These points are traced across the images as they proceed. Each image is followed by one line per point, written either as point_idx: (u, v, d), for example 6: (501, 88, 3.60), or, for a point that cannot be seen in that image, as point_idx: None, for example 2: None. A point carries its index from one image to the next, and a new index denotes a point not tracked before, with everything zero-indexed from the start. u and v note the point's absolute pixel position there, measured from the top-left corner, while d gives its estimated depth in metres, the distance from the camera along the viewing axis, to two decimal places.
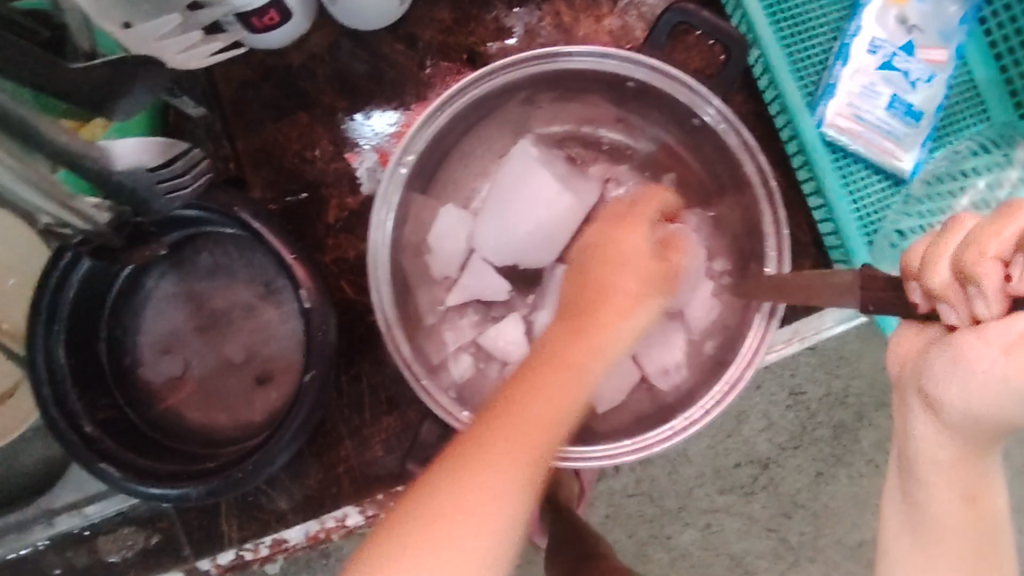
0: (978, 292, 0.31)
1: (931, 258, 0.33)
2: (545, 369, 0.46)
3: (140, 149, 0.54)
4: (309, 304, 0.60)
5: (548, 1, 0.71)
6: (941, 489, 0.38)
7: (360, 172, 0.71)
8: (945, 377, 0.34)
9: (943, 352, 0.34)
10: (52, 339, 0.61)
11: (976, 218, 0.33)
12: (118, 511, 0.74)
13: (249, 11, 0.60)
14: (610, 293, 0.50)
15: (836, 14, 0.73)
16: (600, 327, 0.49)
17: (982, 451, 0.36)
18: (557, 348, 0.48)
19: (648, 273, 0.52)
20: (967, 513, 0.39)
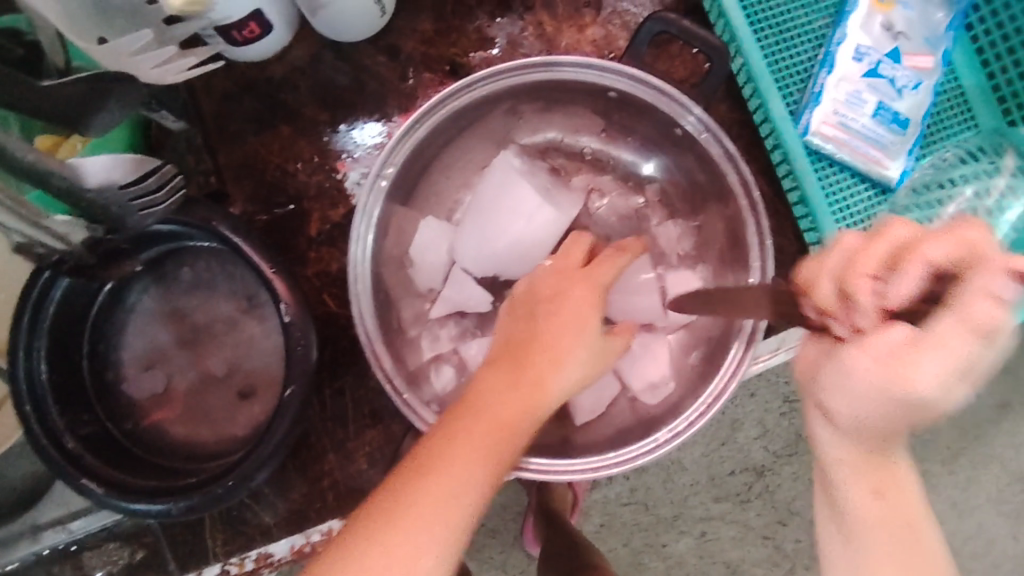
0: (853, 306, 0.33)
1: (844, 276, 0.33)
2: (476, 418, 0.46)
3: (110, 165, 0.53)
4: (289, 318, 0.60)
5: (530, 11, 0.71)
6: (850, 485, 0.41)
7: (348, 181, 0.71)
8: (831, 386, 0.36)
9: (834, 364, 0.35)
10: (33, 355, 0.60)
11: (904, 225, 0.33)
12: (102, 527, 0.73)
13: (228, 24, 0.59)
14: (551, 340, 0.49)
15: (822, 21, 0.73)
16: (539, 380, 0.48)
17: (879, 449, 0.39)
18: (494, 395, 0.47)
19: (590, 323, 0.50)
20: (881, 504, 0.42)
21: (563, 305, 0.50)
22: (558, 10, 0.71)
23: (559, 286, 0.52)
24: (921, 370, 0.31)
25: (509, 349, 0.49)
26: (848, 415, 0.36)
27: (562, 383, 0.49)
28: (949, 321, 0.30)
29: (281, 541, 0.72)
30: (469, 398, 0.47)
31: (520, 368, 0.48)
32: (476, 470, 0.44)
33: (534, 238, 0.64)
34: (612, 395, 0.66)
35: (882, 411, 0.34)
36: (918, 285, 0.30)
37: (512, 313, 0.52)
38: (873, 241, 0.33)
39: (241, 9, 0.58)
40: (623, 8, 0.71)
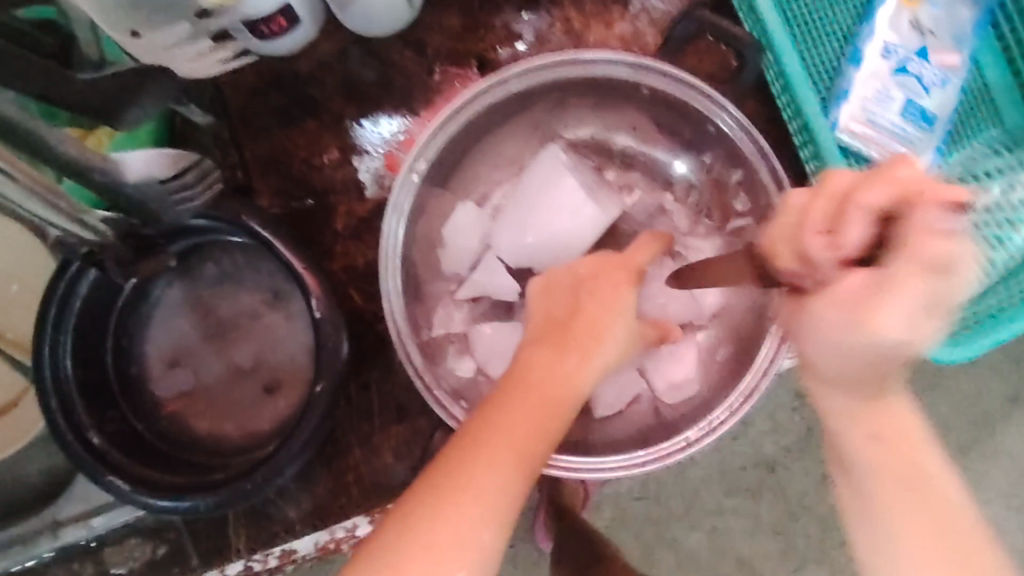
0: (830, 237, 0.32)
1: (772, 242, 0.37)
2: (527, 393, 0.44)
3: (151, 160, 0.55)
4: (319, 314, 0.59)
5: (558, 6, 0.70)
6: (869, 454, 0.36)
7: (366, 177, 0.70)
8: (806, 335, 0.34)
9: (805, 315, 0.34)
10: (60, 349, 0.60)
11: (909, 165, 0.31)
12: (124, 522, 0.73)
13: (257, 18, 0.57)
14: (589, 320, 0.48)
15: (852, 17, 0.72)
16: (585, 357, 0.47)
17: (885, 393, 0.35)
18: (543, 367, 0.46)
19: (626, 307, 0.50)
20: (893, 453, 0.36)
21: (602, 288, 0.50)
22: (586, 4, 0.70)
23: (599, 271, 0.52)
24: (887, 311, 0.30)
25: (547, 329, 0.49)
26: (828, 366, 0.34)
27: (603, 363, 0.48)
28: (901, 263, 0.29)
29: (305, 537, 0.71)
30: (517, 372, 0.46)
31: (561, 353, 0.47)
32: (532, 440, 0.43)
33: (571, 232, 0.63)
34: (633, 393, 0.66)
35: (859, 365, 0.33)
36: (865, 233, 0.31)
37: (546, 291, 0.52)
38: (810, 197, 0.35)
39: (272, 4, 0.57)
40: (652, 4, 0.70)
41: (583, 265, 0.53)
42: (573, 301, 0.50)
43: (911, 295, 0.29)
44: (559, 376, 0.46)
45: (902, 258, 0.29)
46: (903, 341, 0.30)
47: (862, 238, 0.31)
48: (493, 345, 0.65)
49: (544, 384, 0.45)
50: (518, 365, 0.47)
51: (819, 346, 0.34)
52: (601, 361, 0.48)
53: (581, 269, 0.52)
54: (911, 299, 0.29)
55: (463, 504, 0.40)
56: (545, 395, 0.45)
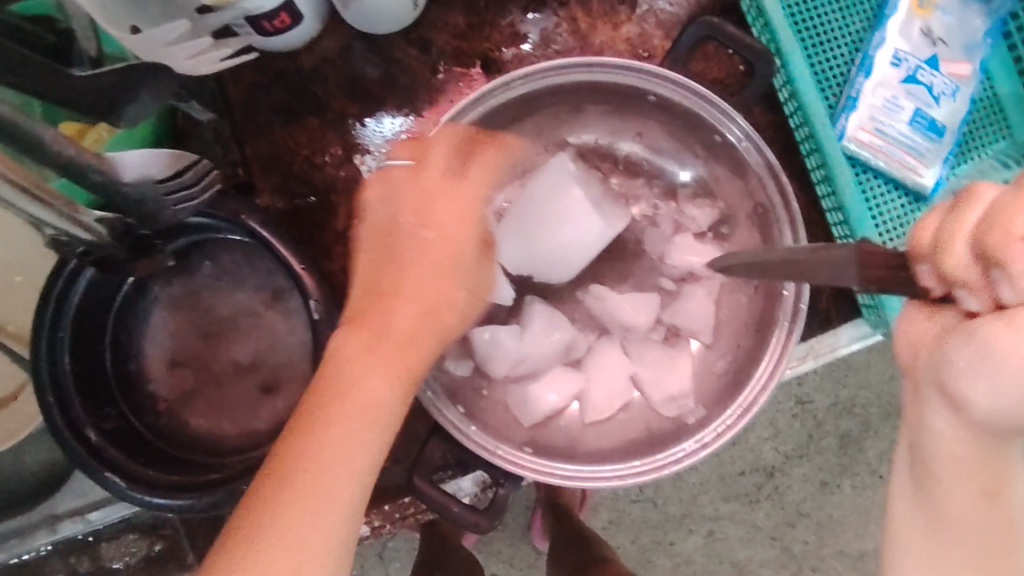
0: (1002, 274, 0.30)
1: (944, 238, 0.32)
2: (337, 394, 0.47)
3: (147, 159, 0.52)
4: (318, 316, 0.59)
5: (564, 6, 0.69)
6: (956, 487, 0.37)
7: (366, 174, 0.70)
8: (968, 374, 0.32)
9: (965, 346, 0.32)
10: (57, 346, 0.60)
11: (992, 189, 0.32)
12: (121, 518, 0.73)
13: (260, 13, 0.57)
14: (406, 288, 0.51)
15: (860, 24, 0.71)
16: (406, 336, 0.50)
17: (1000, 445, 0.35)
18: (359, 366, 0.48)
19: (462, 266, 0.53)
20: (988, 508, 0.38)
21: (388, 263, 0.52)
22: (593, 6, 0.69)
23: (432, 222, 0.52)
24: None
25: (364, 305, 0.51)
26: (988, 412, 0.32)
27: (450, 324, 0.53)
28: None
29: None
30: (335, 362, 0.48)
31: (377, 333, 0.49)
32: (363, 435, 0.47)
33: (576, 242, 0.63)
34: (628, 397, 0.66)
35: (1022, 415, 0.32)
36: None
37: (374, 239, 0.53)
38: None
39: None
40: (659, 6, 0.69)
41: (442, 205, 0.53)
42: (415, 266, 0.51)
43: None
44: (380, 363, 0.48)
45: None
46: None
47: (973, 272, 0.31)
48: (492, 347, 0.63)
49: (362, 376, 0.48)
50: (334, 355, 0.49)
51: (983, 389, 0.32)
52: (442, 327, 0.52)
53: (425, 230, 0.52)
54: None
55: (285, 518, 0.44)
56: (392, 374, 0.49)
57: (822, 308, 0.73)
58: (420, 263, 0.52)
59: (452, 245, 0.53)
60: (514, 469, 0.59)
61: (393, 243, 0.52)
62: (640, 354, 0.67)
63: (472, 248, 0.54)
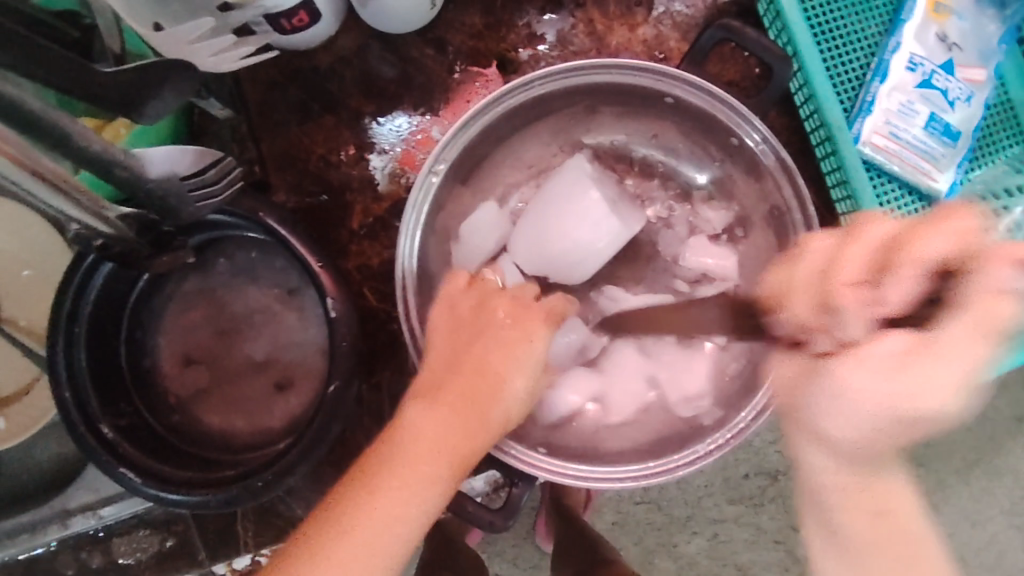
0: (842, 315, 0.37)
1: (837, 259, 0.37)
2: (411, 444, 0.49)
3: (173, 156, 0.53)
4: (334, 314, 0.59)
5: (581, 8, 0.70)
6: (845, 511, 0.43)
7: (379, 172, 0.70)
8: (825, 411, 0.39)
9: (820, 386, 0.39)
10: (73, 341, 0.60)
11: (820, 240, 0.41)
12: (133, 514, 0.73)
13: (279, 12, 0.57)
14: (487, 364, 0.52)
15: (876, 28, 0.71)
16: (488, 412, 0.51)
17: (868, 467, 0.42)
18: (430, 425, 0.49)
19: (538, 351, 0.54)
20: (888, 529, 0.42)
21: (466, 345, 0.53)
22: (609, 7, 0.70)
23: (516, 318, 0.54)
24: (930, 384, 0.34)
25: (433, 383, 0.52)
26: (848, 440, 0.39)
27: (506, 415, 0.52)
28: (958, 328, 0.33)
29: None
30: (402, 434, 0.49)
31: (458, 403, 0.50)
32: (424, 487, 0.48)
33: (593, 242, 0.62)
34: (648, 400, 0.66)
35: (874, 439, 0.39)
36: (907, 294, 0.34)
37: (454, 326, 0.54)
38: (850, 244, 0.37)
39: None
40: (676, 8, 0.69)
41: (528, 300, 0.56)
42: (488, 345, 0.53)
43: (957, 356, 0.33)
44: (454, 426, 0.49)
45: (982, 315, 0.32)
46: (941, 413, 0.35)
47: (814, 314, 0.39)
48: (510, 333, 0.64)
49: (435, 433, 0.49)
50: (405, 422, 0.50)
51: (839, 418, 0.39)
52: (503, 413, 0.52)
53: (498, 312, 0.55)
54: (962, 373, 0.33)
55: (338, 562, 0.45)
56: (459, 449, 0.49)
57: None
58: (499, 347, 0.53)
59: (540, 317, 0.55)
60: (529, 470, 0.59)
61: (483, 319, 0.54)
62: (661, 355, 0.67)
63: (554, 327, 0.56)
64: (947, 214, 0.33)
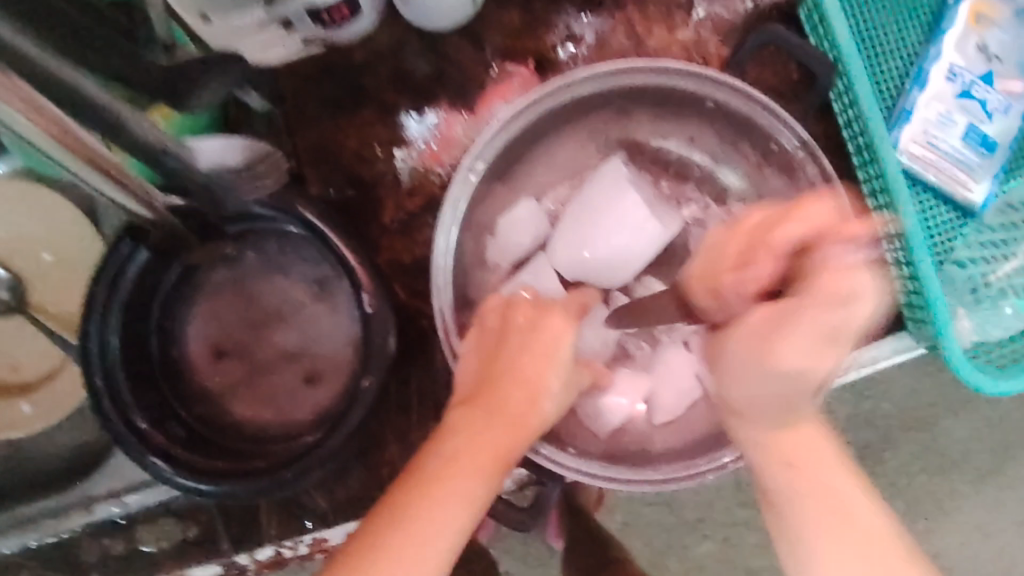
0: (748, 285, 0.49)
1: (779, 223, 0.49)
2: (452, 455, 0.48)
3: (225, 149, 0.60)
4: (370, 310, 0.59)
5: (620, 8, 0.69)
6: (777, 474, 0.51)
7: (403, 164, 0.70)
8: (728, 374, 0.51)
9: (721, 346, 0.51)
10: (106, 328, 0.60)
11: (796, 218, 0.48)
12: (158, 502, 0.73)
13: (321, 5, 0.56)
14: (515, 367, 0.51)
15: (916, 38, 0.71)
16: (519, 416, 0.50)
17: (785, 423, 0.50)
18: (468, 430, 0.49)
19: (564, 351, 0.53)
20: (805, 481, 0.50)
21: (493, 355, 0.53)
22: (649, 9, 0.69)
23: (538, 318, 0.54)
24: (727, 362, 0.50)
25: (471, 391, 0.52)
26: (745, 394, 0.50)
27: (538, 413, 0.51)
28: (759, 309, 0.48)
29: (335, 528, 0.71)
30: (444, 441, 0.49)
31: (488, 406, 0.50)
32: (461, 504, 0.47)
33: (631, 245, 0.62)
34: (690, 399, 0.66)
35: (768, 391, 0.49)
36: (773, 271, 0.48)
37: (484, 341, 0.55)
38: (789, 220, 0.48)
39: None
40: (715, 12, 0.69)
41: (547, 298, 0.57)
42: (513, 348, 0.52)
43: (803, 326, 0.45)
44: (488, 432, 0.49)
45: (837, 289, 0.44)
46: (803, 370, 0.47)
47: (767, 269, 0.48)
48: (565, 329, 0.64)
49: (473, 440, 0.49)
50: (446, 427, 0.50)
51: (742, 383, 0.49)
52: (537, 416, 0.51)
53: (518, 316, 0.54)
54: (811, 335, 0.46)
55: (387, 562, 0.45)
56: (488, 457, 0.49)
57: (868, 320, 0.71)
58: (523, 350, 0.52)
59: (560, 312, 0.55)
60: (557, 469, 0.60)
61: (503, 328, 0.54)
62: (704, 350, 0.67)
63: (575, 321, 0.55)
64: (802, 208, 0.48)
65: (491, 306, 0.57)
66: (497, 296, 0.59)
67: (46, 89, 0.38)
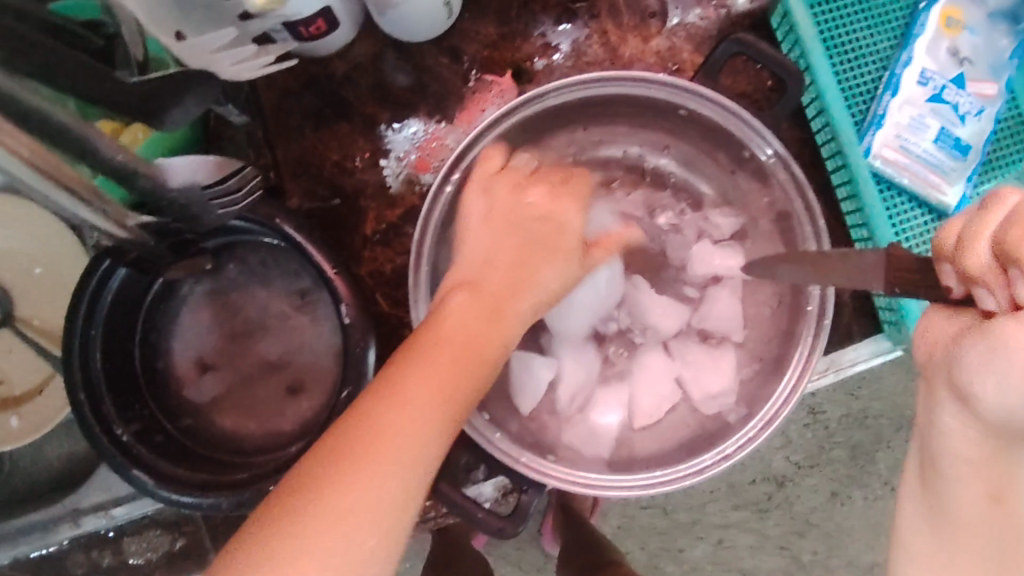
0: (1020, 271, 0.30)
1: (966, 240, 0.33)
2: (454, 339, 0.47)
3: (193, 167, 0.56)
4: (348, 320, 0.60)
5: (595, 18, 0.70)
6: (962, 482, 0.36)
7: (391, 173, 0.70)
8: (979, 368, 0.32)
9: (979, 341, 0.32)
10: (89, 342, 0.61)
11: (1018, 195, 0.33)
12: (144, 514, 0.74)
13: (298, 20, 0.58)
14: (525, 265, 0.52)
15: (888, 42, 0.72)
16: (516, 310, 0.51)
17: (1015, 445, 0.34)
18: (469, 318, 0.48)
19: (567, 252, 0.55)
20: (1002, 520, 0.36)
21: (502, 249, 0.53)
22: (623, 18, 0.70)
23: (551, 205, 0.56)
24: (976, 380, 0.33)
25: (472, 275, 0.52)
26: (1000, 406, 0.32)
27: (524, 309, 0.51)
28: (1005, 322, 0.31)
29: None
30: (442, 321, 0.48)
31: (489, 298, 0.50)
32: (443, 404, 0.44)
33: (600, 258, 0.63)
34: (672, 402, 0.67)
35: None
36: None
37: (487, 226, 0.55)
38: (987, 215, 0.33)
39: (312, 6, 0.57)
40: (689, 20, 0.70)
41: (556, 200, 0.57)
42: (519, 244, 0.53)
43: None
44: (488, 322, 0.49)
45: None
46: None
47: (997, 287, 0.32)
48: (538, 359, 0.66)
49: (476, 328, 0.48)
50: (446, 310, 0.49)
51: (991, 384, 0.32)
52: (528, 311, 0.52)
53: (529, 199, 0.56)
54: None
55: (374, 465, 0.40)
56: (470, 350, 0.47)
57: (843, 322, 0.72)
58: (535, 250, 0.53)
59: (566, 206, 0.57)
60: (537, 478, 0.60)
61: (514, 215, 0.55)
62: (682, 353, 0.69)
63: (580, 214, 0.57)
64: (992, 199, 0.33)
65: (497, 184, 0.58)
66: (488, 160, 0.60)
67: (10, 108, 0.39)
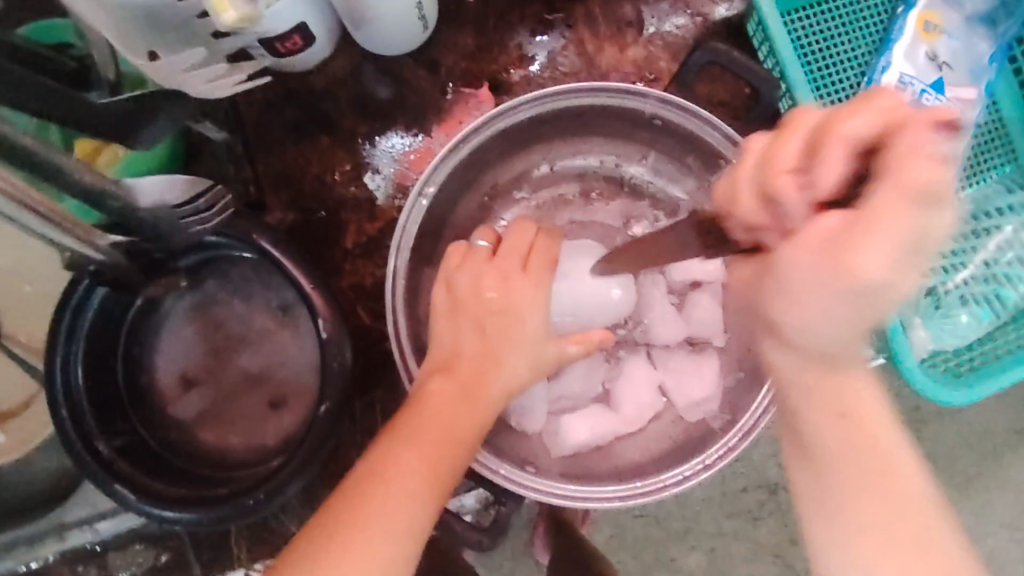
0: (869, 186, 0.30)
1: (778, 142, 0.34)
2: (433, 428, 0.51)
3: (163, 186, 0.57)
4: (326, 334, 0.60)
5: (573, 28, 0.71)
6: (812, 411, 0.39)
7: (377, 183, 0.71)
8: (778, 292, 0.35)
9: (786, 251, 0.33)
10: (70, 359, 0.61)
11: (890, 97, 0.30)
12: (129, 529, 0.74)
13: (272, 36, 0.58)
14: (495, 352, 0.54)
15: (866, 48, 0.73)
16: (487, 395, 0.54)
17: (838, 363, 0.37)
18: (443, 408, 0.52)
19: (534, 337, 0.55)
20: (852, 434, 0.39)
21: (469, 336, 0.55)
22: (600, 28, 0.71)
23: (507, 293, 0.54)
24: (869, 251, 0.30)
25: (447, 356, 0.55)
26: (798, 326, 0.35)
27: (502, 390, 0.54)
28: (886, 192, 0.29)
29: None
30: (422, 408, 0.52)
31: (464, 384, 0.53)
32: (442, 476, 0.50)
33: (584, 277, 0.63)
34: (654, 410, 0.67)
35: (844, 324, 0.34)
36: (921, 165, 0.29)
37: (453, 314, 0.55)
38: (856, 107, 0.31)
39: (287, 21, 0.57)
40: (666, 29, 0.70)
41: (517, 290, 0.55)
42: (482, 332, 0.54)
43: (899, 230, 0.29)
44: (464, 411, 0.53)
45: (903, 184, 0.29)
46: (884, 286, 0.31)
47: (832, 173, 0.31)
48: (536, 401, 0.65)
49: (452, 416, 0.52)
50: (426, 398, 0.53)
51: (801, 307, 0.34)
52: (499, 393, 0.54)
53: (490, 293, 0.54)
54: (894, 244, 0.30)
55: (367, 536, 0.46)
56: (447, 436, 0.52)
57: None
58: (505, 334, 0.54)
59: (527, 295, 0.55)
60: (516, 489, 0.60)
61: (476, 302, 0.55)
62: (665, 362, 0.68)
63: (540, 295, 0.55)
64: (868, 97, 0.31)
65: (461, 271, 0.56)
66: (462, 245, 0.57)
67: None
